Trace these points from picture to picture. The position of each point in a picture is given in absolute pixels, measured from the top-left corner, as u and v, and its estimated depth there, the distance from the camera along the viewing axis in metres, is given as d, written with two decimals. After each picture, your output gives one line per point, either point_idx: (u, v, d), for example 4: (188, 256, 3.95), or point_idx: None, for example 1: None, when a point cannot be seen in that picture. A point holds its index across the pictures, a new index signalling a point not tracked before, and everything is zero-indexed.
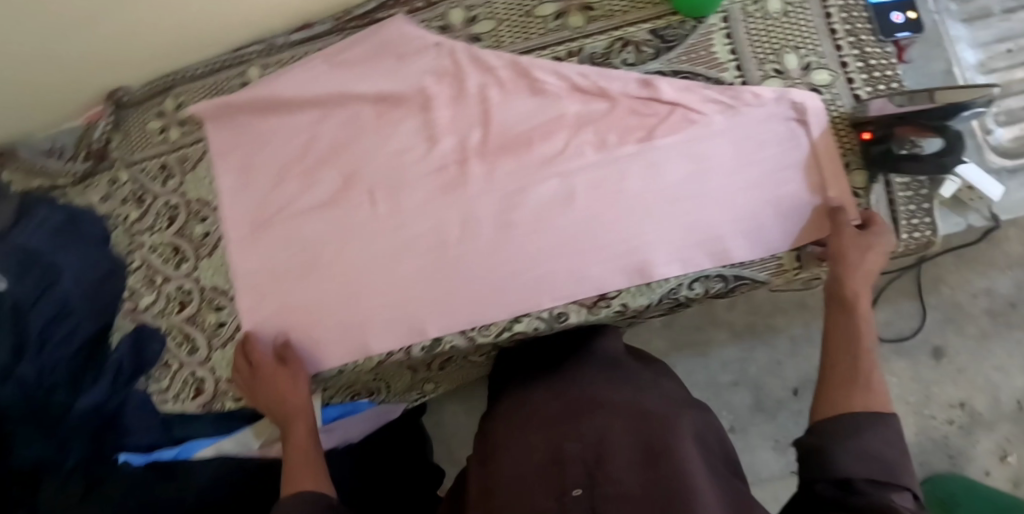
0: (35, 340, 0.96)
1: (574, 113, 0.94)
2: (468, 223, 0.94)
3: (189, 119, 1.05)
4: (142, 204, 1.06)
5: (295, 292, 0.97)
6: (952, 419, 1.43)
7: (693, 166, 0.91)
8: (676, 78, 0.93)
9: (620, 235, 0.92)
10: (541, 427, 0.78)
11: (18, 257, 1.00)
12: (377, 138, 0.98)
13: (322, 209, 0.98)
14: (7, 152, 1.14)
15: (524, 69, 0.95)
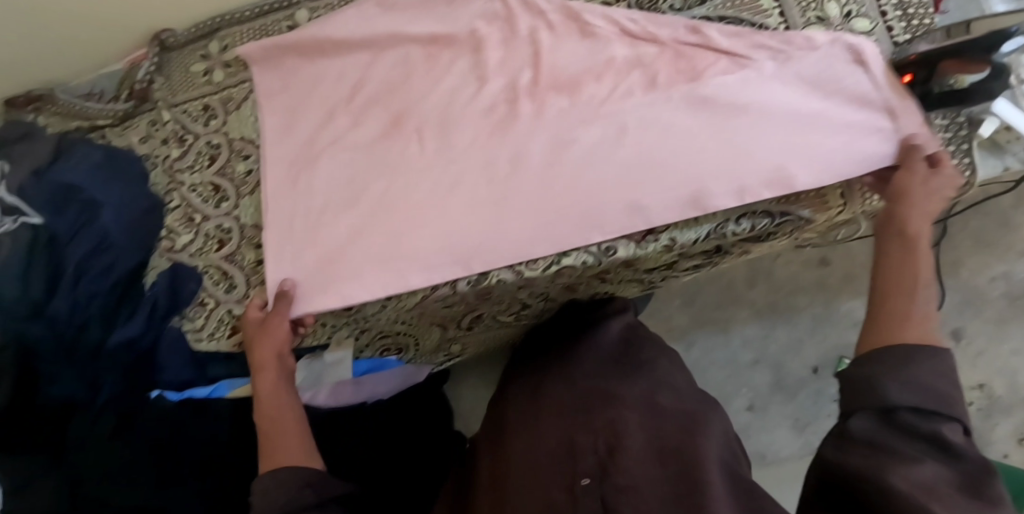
0: (72, 274, 0.98)
1: (623, 57, 0.95)
2: (515, 157, 0.93)
3: (235, 60, 1.07)
4: (183, 144, 1.06)
5: (336, 224, 0.95)
6: (972, 401, 1.43)
7: (749, 108, 0.90)
8: (725, 25, 0.94)
9: (676, 168, 0.89)
10: (559, 423, 0.90)
11: (57, 191, 1.01)
12: (426, 75, 0.99)
13: (369, 145, 0.98)
14: (42, 95, 1.13)
15: (576, 13, 0.97)
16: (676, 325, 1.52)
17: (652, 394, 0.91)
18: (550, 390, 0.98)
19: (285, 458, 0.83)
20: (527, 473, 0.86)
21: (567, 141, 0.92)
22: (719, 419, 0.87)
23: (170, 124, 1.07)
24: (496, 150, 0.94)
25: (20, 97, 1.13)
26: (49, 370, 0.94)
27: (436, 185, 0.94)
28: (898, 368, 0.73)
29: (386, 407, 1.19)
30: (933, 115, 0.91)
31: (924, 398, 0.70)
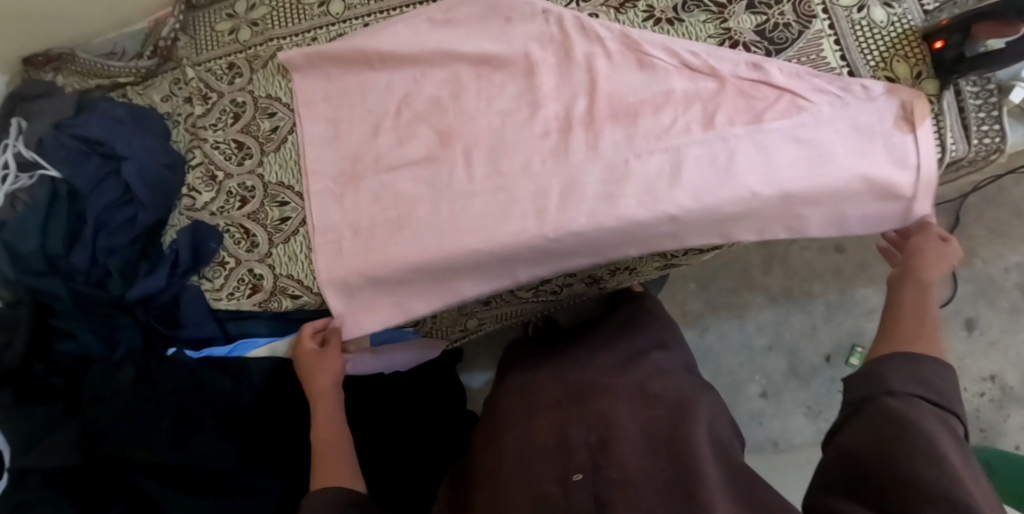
0: (91, 227, 0.97)
1: (682, 90, 0.93)
2: (570, 189, 0.92)
3: (262, 18, 1.05)
4: (207, 102, 1.05)
5: (382, 247, 0.95)
6: (984, 391, 1.43)
7: (801, 151, 0.91)
8: (787, 63, 0.93)
9: (728, 199, 0.90)
10: (547, 417, 0.87)
11: (77, 144, 1.01)
12: (474, 93, 0.96)
13: (416, 164, 0.96)
14: (62, 55, 1.12)
15: (634, 43, 0.94)
16: (691, 309, 1.52)
17: (643, 386, 0.89)
18: (537, 385, 0.96)
19: (331, 477, 0.80)
20: (513, 465, 0.82)
21: (625, 174, 0.92)
22: (716, 406, 0.88)
23: (193, 82, 1.05)
24: (546, 169, 0.93)
25: (39, 57, 1.12)
26: (66, 325, 0.97)
27: (486, 214, 0.93)
28: (911, 368, 0.70)
29: (403, 378, 1.18)
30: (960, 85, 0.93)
31: (933, 392, 0.68)
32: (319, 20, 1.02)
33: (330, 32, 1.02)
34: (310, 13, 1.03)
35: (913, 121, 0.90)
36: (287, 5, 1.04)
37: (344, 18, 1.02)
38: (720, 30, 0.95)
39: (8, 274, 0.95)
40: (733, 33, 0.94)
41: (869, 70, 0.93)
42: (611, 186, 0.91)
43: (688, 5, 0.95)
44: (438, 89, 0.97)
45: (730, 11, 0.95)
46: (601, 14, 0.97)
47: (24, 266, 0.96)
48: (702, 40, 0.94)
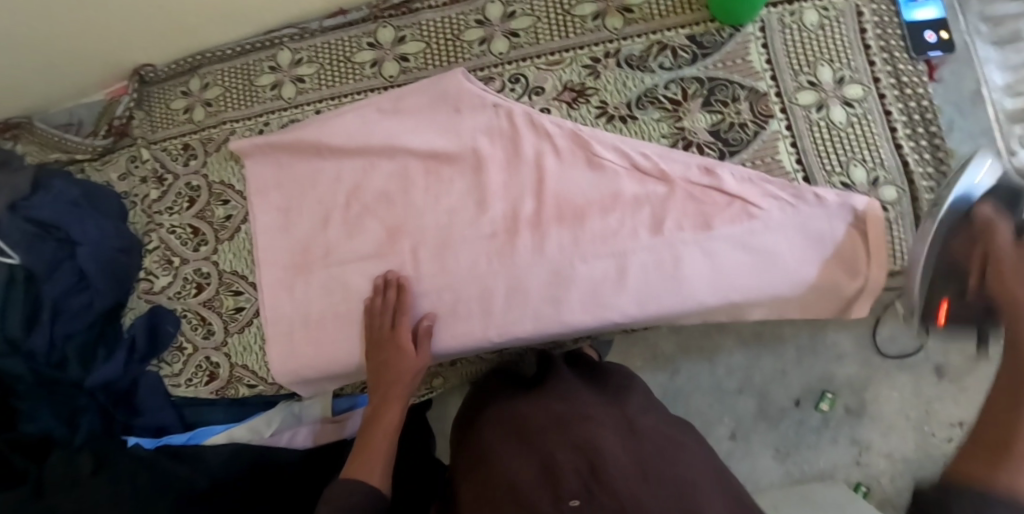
0: (49, 311, 0.97)
1: (631, 193, 0.91)
2: (516, 290, 0.91)
3: (216, 100, 1.04)
4: (162, 184, 1.05)
5: (335, 342, 0.95)
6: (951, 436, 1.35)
7: (750, 259, 0.89)
8: (739, 166, 0.91)
9: (675, 302, 0.90)
10: (527, 449, 0.80)
11: (33, 228, 0.99)
12: (423, 189, 0.95)
13: (366, 260, 0.95)
14: (20, 123, 1.09)
15: (584, 141, 0.92)
16: (663, 352, 1.43)
17: (626, 417, 0.83)
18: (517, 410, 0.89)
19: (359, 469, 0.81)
20: (500, 495, 0.76)
21: (571, 279, 0.91)
22: (697, 441, 0.83)
23: (149, 163, 1.05)
24: (493, 270, 0.92)
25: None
26: (27, 407, 0.94)
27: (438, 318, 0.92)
28: None
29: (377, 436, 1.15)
30: (916, 178, 0.90)
31: None
32: (272, 104, 1.02)
33: (282, 118, 1.01)
34: (263, 96, 1.02)
35: (865, 232, 0.89)
36: (241, 87, 1.03)
37: (296, 103, 1.01)
38: (674, 129, 0.92)
39: None
40: (686, 132, 0.92)
41: (824, 175, 0.91)
42: (556, 285, 0.91)
43: (641, 101, 0.93)
44: (387, 180, 0.96)
45: (685, 108, 0.92)
46: (552, 108, 0.94)
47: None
48: (656, 140, 0.92)
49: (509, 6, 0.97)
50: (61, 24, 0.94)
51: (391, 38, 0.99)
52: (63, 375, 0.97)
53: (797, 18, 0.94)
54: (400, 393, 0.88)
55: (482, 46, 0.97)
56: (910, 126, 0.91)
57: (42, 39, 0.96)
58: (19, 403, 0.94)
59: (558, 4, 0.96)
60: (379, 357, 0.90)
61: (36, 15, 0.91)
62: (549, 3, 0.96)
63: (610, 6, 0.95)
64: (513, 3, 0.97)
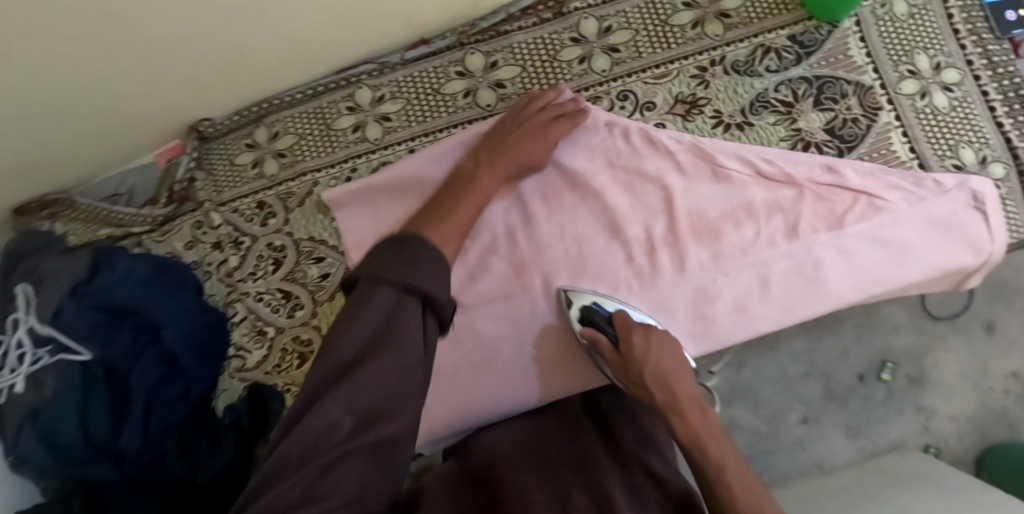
0: (141, 406, 0.86)
1: (761, 202, 0.89)
2: (660, 314, 0.89)
3: (290, 150, 0.95)
4: (240, 248, 0.95)
5: (475, 392, 0.89)
6: (1006, 390, 1.19)
7: (883, 251, 0.89)
8: (859, 162, 0.90)
9: (817, 306, 0.90)
10: (552, 474, 0.72)
11: (103, 315, 0.89)
12: (544, 221, 0.90)
13: (494, 302, 0.89)
14: (59, 200, 0.97)
15: (707, 153, 0.90)
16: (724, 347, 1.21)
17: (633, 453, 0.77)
18: (501, 441, 0.81)
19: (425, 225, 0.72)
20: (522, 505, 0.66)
21: (713, 294, 0.89)
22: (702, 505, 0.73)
23: (222, 228, 0.95)
24: (632, 295, 0.89)
25: (31, 203, 0.98)
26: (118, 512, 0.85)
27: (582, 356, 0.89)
28: None
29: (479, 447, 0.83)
30: (1021, 151, 0.92)
31: None
32: (357, 147, 0.94)
33: (370, 162, 0.94)
34: (345, 140, 0.94)
35: (985, 210, 0.90)
36: (317, 132, 0.94)
37: (384, 144, 0.94)
38: (791, 131, 0.91)
39: (48, 468, 0.86)
40: (803, 133, 0.91)
41: (938, 160, 0.91)
42: (698, 301, 0.89)
43: (755, 106, 0.92)
44: (505, 216, 0.91)
45: (798, 109, 0.91)
46: (667, 122, 0.92)
47: (65, 457, 0.86)
48: (775, 144, 0.91)
49: (604, 21, 0.93)
50: (102, 90, 0.82)
51: (482, 65, 0.93)
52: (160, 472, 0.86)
53: (887, 9, 0.93)
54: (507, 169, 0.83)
55: (583, 65, 0.93)
56: (1008, 103, 0.93)
57: (84, 111, 0.84)
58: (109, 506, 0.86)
59: (655, 14, 0.93)
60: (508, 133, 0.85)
61: (78, 85, 0.80)
62: (645, 14, 0.93)
63: (707, 13, 0.92)
64: (609, 17, 0.93)
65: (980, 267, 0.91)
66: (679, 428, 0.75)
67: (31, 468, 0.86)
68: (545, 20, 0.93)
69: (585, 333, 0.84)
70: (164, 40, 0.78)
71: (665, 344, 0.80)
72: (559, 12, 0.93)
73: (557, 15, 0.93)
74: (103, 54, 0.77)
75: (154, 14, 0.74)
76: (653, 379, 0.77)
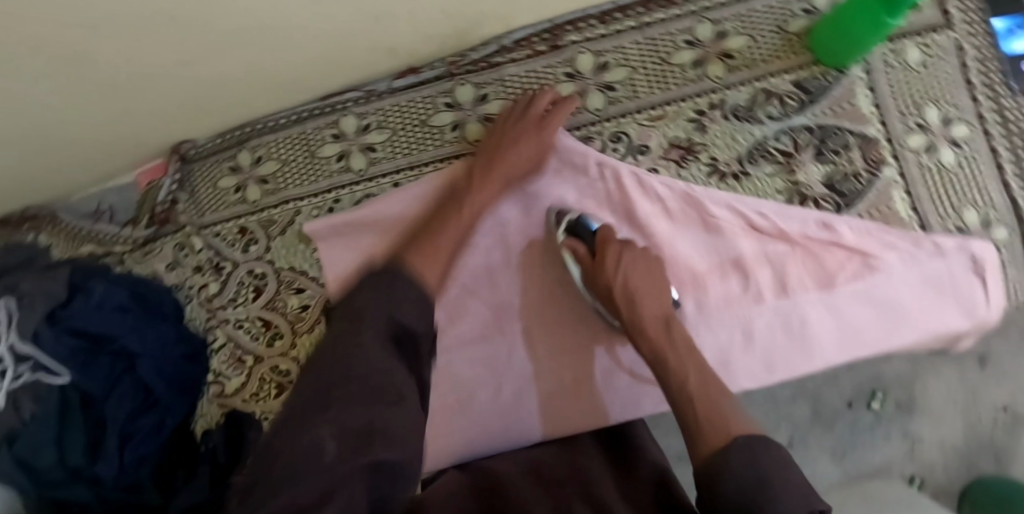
0: (117, 436, 0.87)
1: (751, 256, 0.87)
2: (638, 369, 0.88)
3: (273, 176, 0.93)
4: (220, 273, 0.94)
5: (450, 435, 0.87)
6: (995, 421, 1.05)
7: (873, 312, 0.87)
8: (857, 219, 0.87)
9: (803, 361, 0.88)
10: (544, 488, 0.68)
11: (80, 341, 0.89)
12: (527, 264, 0.88)
13: (474, 345, 0.89)
14: (41, 214, 0.98)
15: (698, 203, 0.87)
16: None
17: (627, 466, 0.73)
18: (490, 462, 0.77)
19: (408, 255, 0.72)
20: None
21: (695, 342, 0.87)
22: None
23: (203, 252, 0.95)
24: (612, 345, 0.88)
25: (14, 217, 0.98)
26: None
27: (560, 400, 0.87)
28: None
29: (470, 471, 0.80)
30: None
31: None
32: (340, 178, 0.92)
33: (354, 193, 0.92)
34: (328, 169, 0.92)
35: (983, 275, 0.87)
36: (301, 160, 0.93)
37: (368, 175, 0.92)
38: (789, 184, 0.88)
39: (24, 486, 0.86)
40: (801, 186, 0.88)
41: (940, 221, 0.88)
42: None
43: (753, 155, 0.88)
44: (486, 256, 0.88)
45: (797, 161, 0.88)
46: (660, 168, 0.88)
47: (42, 480, 0.87)
48: (772, 197, 0.88)
49: (601, 57, 0.89)
50: (74, 117, 0.82)
51: (472, 97, 0.90)
52: (137, 498, 0.87)
53: (899, 57, 0.88)
54: (501, 177, 0.84)
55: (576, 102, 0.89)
56: (1018, 163, 0.89)
57: (55, 134, 0.84)
58: None
59: (654, 53, 0.89)
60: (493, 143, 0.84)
61: (48, 114, 0.80)
62: (643, 51, 0.89)
63: (709, 53, 0.89)
64: (605, 53, 0.89)
65: (972, 331, 0.89)
66: (643, 343, 0.76)
67: (6, 483, 0.87)
68: (539, 53, 0.89)
69: (566, 244, 0.84)
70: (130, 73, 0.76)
71: (641, 260, 0.80)
72: (553, 45, 0.89)
73: (552, 48, 0.89)
74: (66, 86, 0.76)
75: (115, 55, 0.72)
76: (620, 294, 0.78)
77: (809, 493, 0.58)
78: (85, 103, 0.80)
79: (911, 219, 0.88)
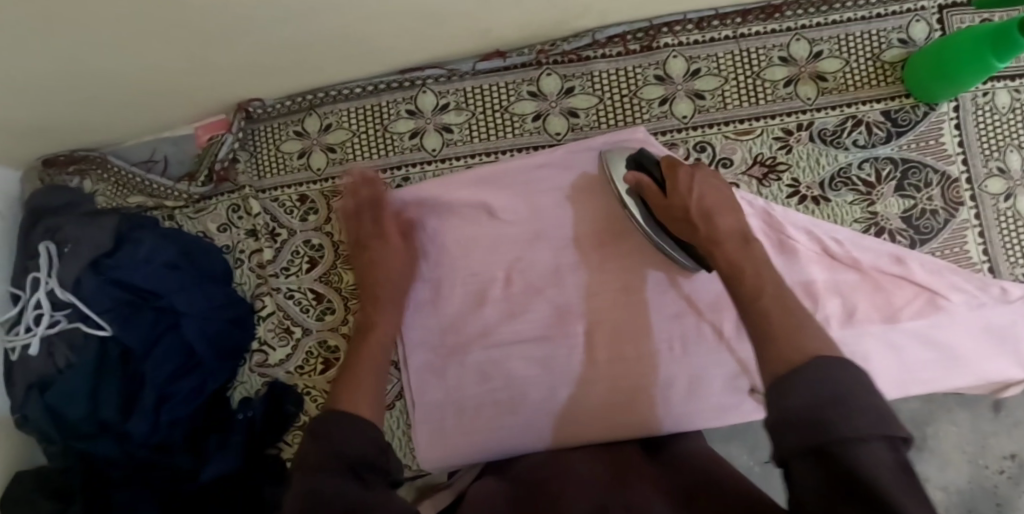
0: (154, 398, 0.83)
1: (821, 282, 0.85)
2: (695, 385, 0.85)
3: (341, 146, 0.91)
4: (275, 239, 0.92)
5: (497, 430, 0.86)
6: (1001, 470, 0.95)
7: (934, 352, 0.86)
8: (928, 256, 0.87)
9: None
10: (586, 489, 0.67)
11: (124, 295, 0.85)
12: (596, 263, 0.87)
13: (532, 343, 0.87)
14: (90, 157, 0.93)
15: (776, 222, 0.85)
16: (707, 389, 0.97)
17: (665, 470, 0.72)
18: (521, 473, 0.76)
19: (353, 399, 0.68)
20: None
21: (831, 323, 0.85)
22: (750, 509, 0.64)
23: (259, 217, 0.92)
24: (674, 357, 0.86)
25: (60, 156, 0.93)
26: (118, 493, 0.83)
27: (617, 404, 0.85)
28: None
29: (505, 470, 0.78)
30: None
31: None
32: (412, 155, 0.90)
33: (424, 172, 0.90)
34: (400, 145, 0.90)
35: None
36: (372, 133, 0.90)
37: (441, 156, 0.90)
38: (867, 214, 0.88)
39: (53, 438, 0.83)
40: (879, 218, 0.88)
41: (1010, 268, 0.88)
42: (737, 376, 0.85)
43: (835, 181, 0.87)
44: (555, 255, 0.87)
45: (878, 192, 0.88)
46: (742, 183, 0.87)
47: (70, 432, 0.83)
48: (848, 225, 0.87)
49: (693, 63, 0.87)
50: (146, 67, 0.79)
51: (557, 88, 0.88)
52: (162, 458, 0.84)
53: (988, 99, 0.88)
54: (389, 298, 0.83)
55: (663, 106, 0.87)
56: None
57: (122, 84, 0.81)
58: (114, 491, 0.83)
59: (747, 65, 0.87)
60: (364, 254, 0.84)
61: (118, 63, 0.77)
62: (736, 62, 0.87)
63: (802, 72, 0.88)
64: (698, 60, 0.87)
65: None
66: (720, 254, 0.70)
67: (37, 433, 0.84)
68: (631, 51, 0.87)
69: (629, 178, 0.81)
70: (214, 16, 0.72)
71: (711, 181, 0.77)
72: (646, 45, 0.87)
73: (644, 48, 0.87)
74: (145, 38, 0.74)
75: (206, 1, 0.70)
76: (695, 211, 0.74)
77: (892, 417, 0.49)
78: (163, 57, 0.78)
79: (981, 264, 0.88)
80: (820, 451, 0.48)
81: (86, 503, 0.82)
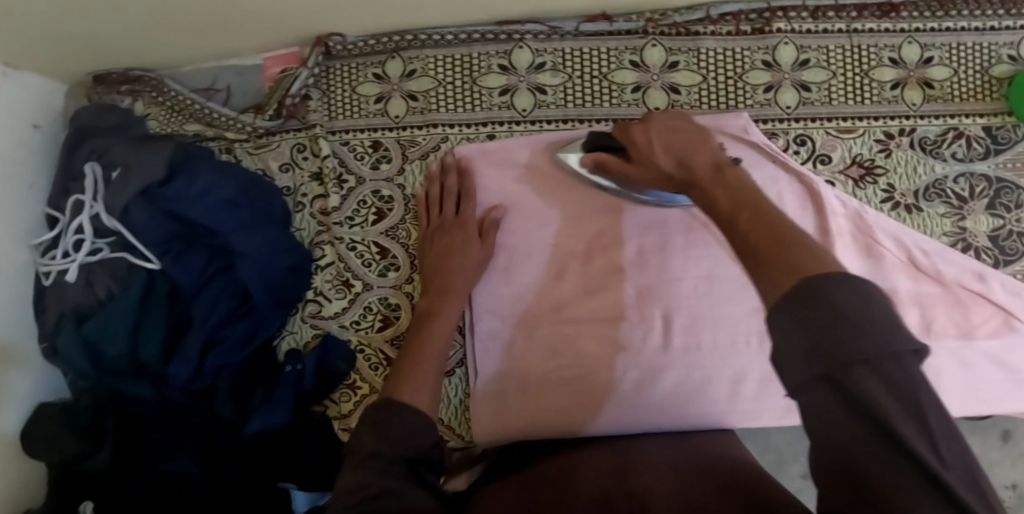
0: (201, 340, 0.77)
1: (906, 291, 0.83)
2: (766, 381, 0.83)
3: (423, 94, 0.86)
4: (342, 185, 0.86)
5: (559, 412, 0.80)
6: None
7: (1006, 374, 0.83)
8: (1012, 279, 0.84)
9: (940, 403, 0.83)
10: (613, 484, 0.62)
11: (179, 227, 0.79)
12: (681, 248, 0.83)
13: (602, 323, 0.83)
14: (145, 78, 0.87)
15: (867, 226, 0.82)
16: None
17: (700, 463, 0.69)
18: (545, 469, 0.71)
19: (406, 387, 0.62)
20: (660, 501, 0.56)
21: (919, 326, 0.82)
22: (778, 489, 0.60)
23: (327, 160, 0.86)
24: (750, 352, 0.82)
25: (115, 73, 0.87)
26: (155, 443, 0.77)
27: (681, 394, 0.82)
28: None
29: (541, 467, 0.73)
30: None
31: None
32: (500, 113, 0.85)
33: (511, 133, 0.86)
34: (488, 101, 0.85)
35: None
36: (460, 84, 0.85)
37: (531, 117, 0.86)
38: (956, 228, 0.86)
39: (86, 373, 0.77)
40: (967, 233, 0.86)
41: None
42: None
43: (930, 191, 0.86)
44: (637, 234, 0.83)
45: (969, 208, 0.86)
46: (838, 183, 0.85)
47: (105, 368, 0.77)
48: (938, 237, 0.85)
49: (803, 53, 0.84)
50: None
51: (661, 62, 0.84)
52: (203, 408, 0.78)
53: None
54: (455, 284, 0.77)
55: (768, 94, 0.84)
56: None
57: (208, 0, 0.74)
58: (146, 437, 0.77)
59: (857, 61, 0.85)
60: (439, 238, 0.81)
61: None
62: (846, 57, 0.85)
63: (910, 77, 0.85)
64: (808, 50, 0.84)
65: None
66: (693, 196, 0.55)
67: (65, 367, 0.78)
68: (742, 32, 0.84)
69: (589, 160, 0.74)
70: None
71: (672, 123, 0.66)
72: (758, 29, 0.84)
73: (756, 31, 0.84)
74: None
75: None
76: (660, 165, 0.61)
77: (895, 331, 0.39)
78: None
79: None
80: (827, 378, 0.39)
81: (114, 451, 0.76)
